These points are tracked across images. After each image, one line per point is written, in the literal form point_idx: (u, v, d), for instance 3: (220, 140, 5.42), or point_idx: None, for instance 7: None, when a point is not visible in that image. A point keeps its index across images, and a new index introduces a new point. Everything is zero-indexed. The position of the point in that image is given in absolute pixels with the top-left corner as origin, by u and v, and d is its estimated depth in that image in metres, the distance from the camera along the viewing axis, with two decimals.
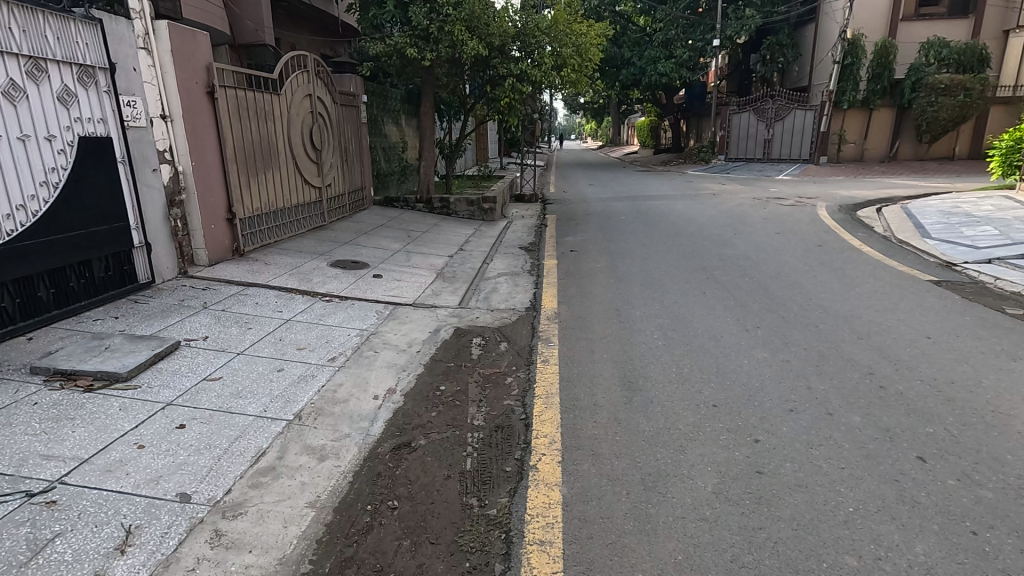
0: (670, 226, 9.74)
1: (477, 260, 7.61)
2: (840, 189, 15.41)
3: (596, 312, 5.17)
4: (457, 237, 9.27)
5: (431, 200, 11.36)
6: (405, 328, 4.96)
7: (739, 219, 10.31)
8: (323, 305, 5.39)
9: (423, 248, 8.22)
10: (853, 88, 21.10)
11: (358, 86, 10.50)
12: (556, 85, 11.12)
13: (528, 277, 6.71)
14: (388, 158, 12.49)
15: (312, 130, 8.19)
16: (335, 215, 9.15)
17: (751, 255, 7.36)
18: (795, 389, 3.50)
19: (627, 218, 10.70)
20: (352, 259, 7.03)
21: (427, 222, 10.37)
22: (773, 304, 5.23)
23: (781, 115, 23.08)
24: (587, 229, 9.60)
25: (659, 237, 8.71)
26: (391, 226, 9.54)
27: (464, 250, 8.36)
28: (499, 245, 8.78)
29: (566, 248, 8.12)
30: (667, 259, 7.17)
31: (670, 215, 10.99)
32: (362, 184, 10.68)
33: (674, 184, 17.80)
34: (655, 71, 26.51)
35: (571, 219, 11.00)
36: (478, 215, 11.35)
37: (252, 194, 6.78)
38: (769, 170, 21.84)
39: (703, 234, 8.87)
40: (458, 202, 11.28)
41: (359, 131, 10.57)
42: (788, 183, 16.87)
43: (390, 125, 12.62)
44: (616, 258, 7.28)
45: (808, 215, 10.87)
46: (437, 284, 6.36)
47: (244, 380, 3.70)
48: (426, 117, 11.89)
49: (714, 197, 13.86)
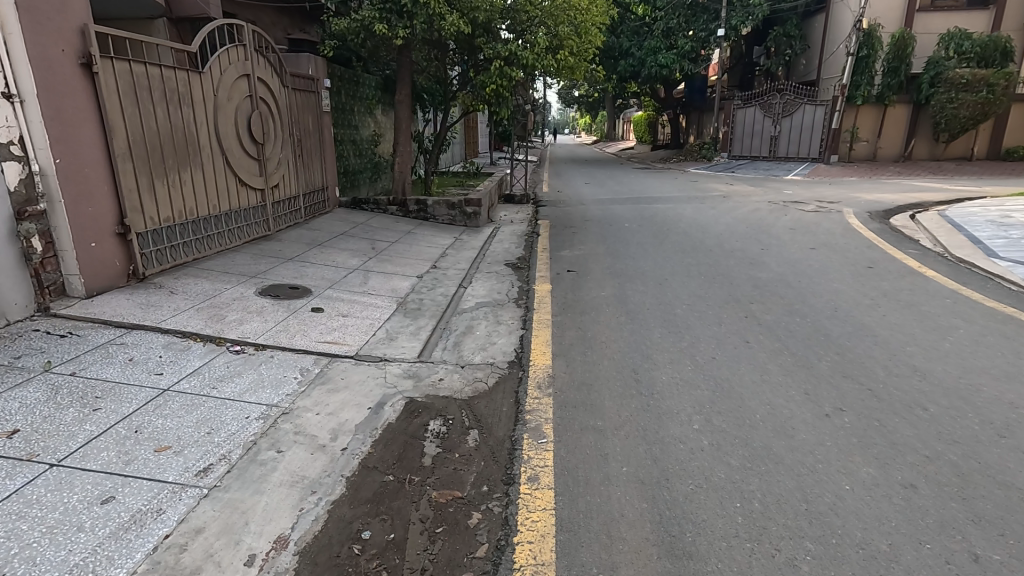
0: (683, 237, 8.32)
1: (451, 283, 6.14)
2: (860, 192, 14.06)
3: (606, 376, 3.72)
4: (431, 250, 7.79)
5: (406, 203, 9.86)
6: (334, 402, 3.49)
7: (762, 230, 8.88)
8: (227, 361, 3.88)
9: (388, 265, 6.74)
10: (868, 82, 19.68)
11: (320, 70, 8.92)
12: (551, 70, 9.61)
13: (513, 310, 5.25)
14: (358, 154, 10.97)
15: (250, 118, 6.64)
16: (284, 222, 7.63)
17: (790, 280, 5.94)
18: (950, 560, 2.09)
19: (631, 227, 9.24)
20: (291, 284, 5.55)
21: (398, 229, 8.87)
22: (845, 365, 3.81)
23: (789, 110, 21.72)
24: (586, 240, 8.17)
25: (672, 253, 7.27)
26: (354, 235, 8.05)
27: (438, 266, 6.89)
28: (481, 261, 7.31)
29: (562, 267, 6.66)
30: (688, 286, 5.74)
31: (680, 223, 9.55)
32: (324, 183, 9.15)
33: (678, 184, 16.39)
34: (656, 62, 25.23)
35: (568, 227, 9.53)
36: (460, 220, 9.86)
37: (158, 200, 5.25)
38: (775, 169, 20.49)
39: (725, 250, 7.42)
40: (437, 205, 9.79)
41: (321, 122, 9.00)
42: (802, 185, 15.49)
43: (361, 116, 11.10)
44: (623, 284, 5.84)
45: (838, 224, 9.49)
46: (395, 320, 4.90)
47: (29, 532, 2.23)
48: (401, 107, 10.34)
49: (727, 201, 12.42)
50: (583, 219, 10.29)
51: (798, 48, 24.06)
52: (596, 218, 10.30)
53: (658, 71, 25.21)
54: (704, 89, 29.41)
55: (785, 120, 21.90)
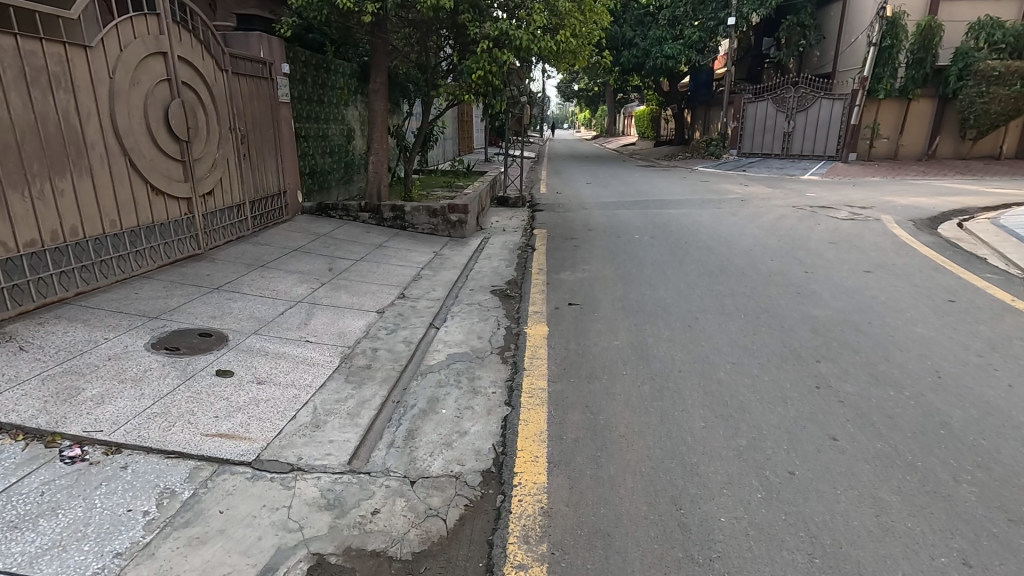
0: (705, 254, 6.97)
1: (419, 323, 4.79)
2: (890, 195, 12.72)
3: (632, 516, 2.37)
4: (403, 270, 6.43)
5: (380, 210, 8.49)
6: (190, 573, 2.13)
7: (797, 245, 7.53)
8: (44, 482, 2.51)
9: (343, 295, 5.38)
10: (890, 75, 18.26)
11: (276, 52, 7.48)
12: (550, 54, 8.24)
13: (495, 368, 3.89)
14: (328, 150, 9.57)
15: (167, 109, 5.23)
16: (221, 236, 6.23)
17: (856, 321, 4.59)
18: None
19: (642, 239, 7.89)
20: (202, 330, 4.18)
21: (367, 242, 7.51)
22: (999, 492, 2.47)
23: (804, 104, 20.34)
24: (590, 258, 6.82)
25: (696, 277, 5.93)
26: (310, 252, 6.68)
27: (406, 294, 5.53)
28: (462, 286, 5.96)
29: (560, 298, 5.31)
30: (726, 331, 4.39)
31: (699, 235, 8.21)
32: (279, 187, 7.75)
33: (686, 185, 15.04)
34: (661, 53, 23.76)
35: (568, 238, 8.16)
36: (442, 229, 8.48)
37: (14, 218, 3.86)
38: (790, 168, 19.10)
39: (760, 273, 6.08)
40: (416, 212, 8.41)
41: (276, 114, 7.59)
42: (824, 186, 14.14)
43: (331, 108, 9.68)
44: (641, 326, 4.49)
45: (883, 236, 8.14)
46: (330, 390, 3.55)
47: None
48: (375, 97, 8.95)
49: (746, 206, 11.07)
50: (586, 228, 8.93)
51: (812, 39, 22.67)
52: (600, 227, 8.95)
53: (664, 62, 23.75)
54: (710, 82, 28.02)
55: (799, 115, 20.51)
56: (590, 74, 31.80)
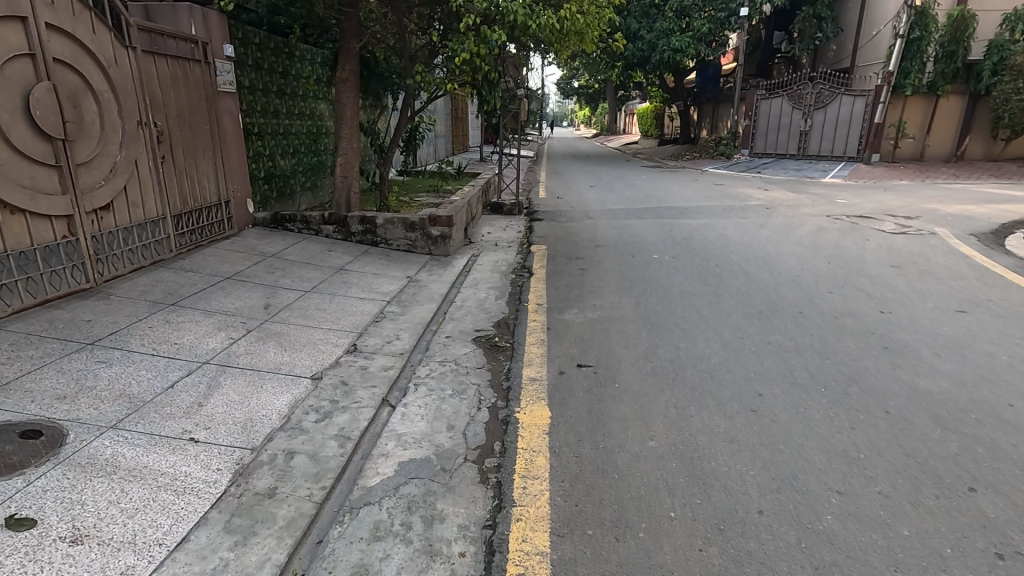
0: (745, 283, 5.58)
1: (368, 399, 3.39)
2: (931, 201, 11.36)
3: None
4: (363, 305, 5.04)
5: (347, 223, 7.10)
6: None
7: (853, 269, 6.15)
8: None
9: (273, 349, 3.98)
10: (919, 70, 16.82)
11: (213, 28, 6.14)
12: (550, 33, 6.85)
13: (469, 498, 2.51)
14: (288, 149, 8.13)
15: (29, 97, 3.85)
16: (127, 263, 4.83)
17: (991, 402, 3.21)
18: None
19: (663, 260, 6.50)
20: (31, 426, 2.79)
21: (326, 264, 6.10)
22: None
23: (823, 101, 18.97)
24: (601, 289, 5.42)
25: (742, 322, 4.53)
26: (248, 280, 5.28)
27: (359, 346, 4.14)
28: (437, 330, 4.56)
29: (566, 355, 3.92)
30: (810, 422, 3.01)
31: (730, 254, 6.82)
32: (221, 196, 6.33)
33: (699, 189, 13.67)
34: (668, 45, 22.31)
35: (572, 258, 6.77)
36: (421, 245, 7.08)
37: None
38: (808, 170, 17.74)
39: (823, 313, 4.70)
40: (390, 225, 7.02)
41: (216, 105, 6.20)
42: (853, 192, 12.76)
43: (294, 99, 8.26)
44: (684, 413, 3.10)
45: (952, 256, 6.77)
46: (193, 554, 2.15)
47: None
48: (343, 87, 7.53)
49: (774, 216, 9.68)
50: (594, 243, 7.53)
51: (828, 32, 21.27)
52: (609, 242, 7.57)
53: (671, 56, 22.32)
54: (717, 78, 26.61)
55: (817, 112, 19.13)
56: (591, 69, 30.37)
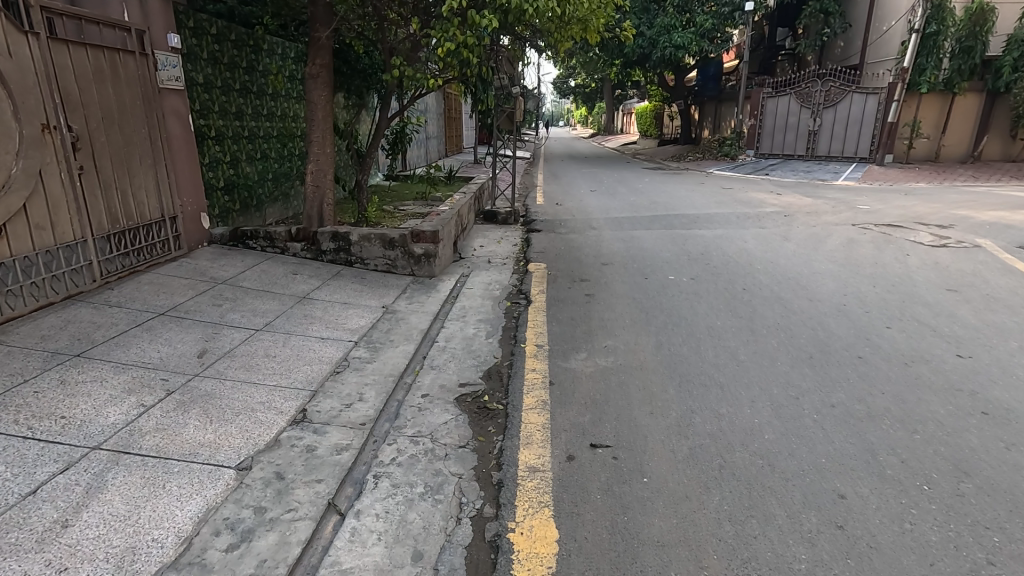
0: (783, 315, 4.70)
1: (309, 505, 2.49)
2: (961, 207, 10.50)
3: None
4: (323, 348, 4.12)
5: (317, 240, 6.18)
6: None
7: (905, 294, 5.27)
8: None
9: (193, 421, 3.06)
10: (935, 66, 15.95)
11: (153, 15, 5.24)
12: (549, 20, 5.96)
13: None
14: (253, 154, 7.21)
15: None
16: (26, 299, 3.91)
17: None
18: None
19: (681, 283, 5.62)
20: None
21: (287, 291, 5.19)
22: None
23: (832, 99, 18.14)
24: (613, 324, 4.52)
25: (792, 372, 3.65)
26: (186, 316, 4.35)
27: (309, 413, 3.24)
28: (412, 385, 3.66)
29: (575, 429, 3.02)
30: (927, 551, 2.13)
31: (757, 274, 5.94)
32: (165, 211, 5.37)
33: (708, 193, 12.80)
34: (670, 42, 21.44)
35: (576, 280, 5.87)
36: (401, 264, 6.17)
37: None
38: (819, 172, 16.91)
39: (890, 359, 3.82)
40: (367, 242, 6.12)
41: (159, 105, 5.30)
42: (873, 197, 11.91)
43: (259, 98, 7.34)
44: (746, 538, 2.21)
45: (1013, 275, 5.89)
46: None
47: None
48: (313, 84, 6.61)
49: (795, 226, 8.82)
50: (601, 261, 6.63)
51: (836, 27, 20.42)
52: (617, 259, 6.67)
53: (673, 53, 21.45)
54: (719, 75, 25.72)
55: (827, 111, 18.28)
56: (589, 67, 29.52)
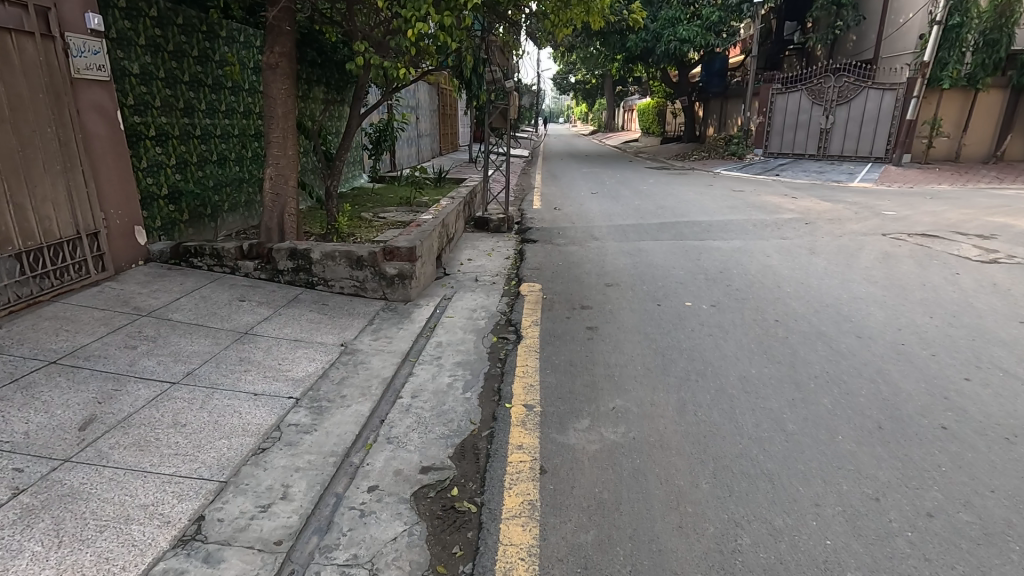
0: (831, 361, 3.80)
1: None
2: (997, 213, 9.58)
3: None
4: (252, 409, 3.23)
5: (273, 259, 5.27)
6: None
7: (972, 328, 4.37)
8: None
9: (33, 544, 2.16)
10: (957, 61, 14.99)
11: None
12: None
13: None
14: (207, 156, 6.31)
15: None
16: None
17: None
18: None
19: (700, 313, 4.73)
20: None
21: (227, 324, 4.29)
22: None
23: (846, 95, 17.22)
24: (622, 373, 3.63)
25: (860, 453, 2.77)
26: (85, 365, 3.46)
27: (208, 524, 2.34)
28: (358, 471, 2.77)
29: (574, 560, 2.14)
30: None
31: (788, 300, 5.05)
32: (81, 226, 4.44)
33: (716, 196, 11.90)
34: (675, 35, 20.50)
35: (575, 307, 4.97)
36: (370, 287, 5.27)
37: None
38: (832, 172, 15.99)
39: (985, 431, 2.93)
40: (330, 261, 5.21)
41: (74, 99, 4.39)
42: (897, 201, 11.01)
43: (214, 92, 6.44)
44: None
45: None
46: None
47: None
48: (271, 75, 5.70)
49: (820, 237, 7.93)
50: (604, 281, 5.74)
51: (849, 19, 19.28)
52: (623, 279, 5.78)
53: (678, 46, 20.51)
54: (724, 71, 24.74)
55: (840, 108, 17.36)
56: (589, 62, 28.60)
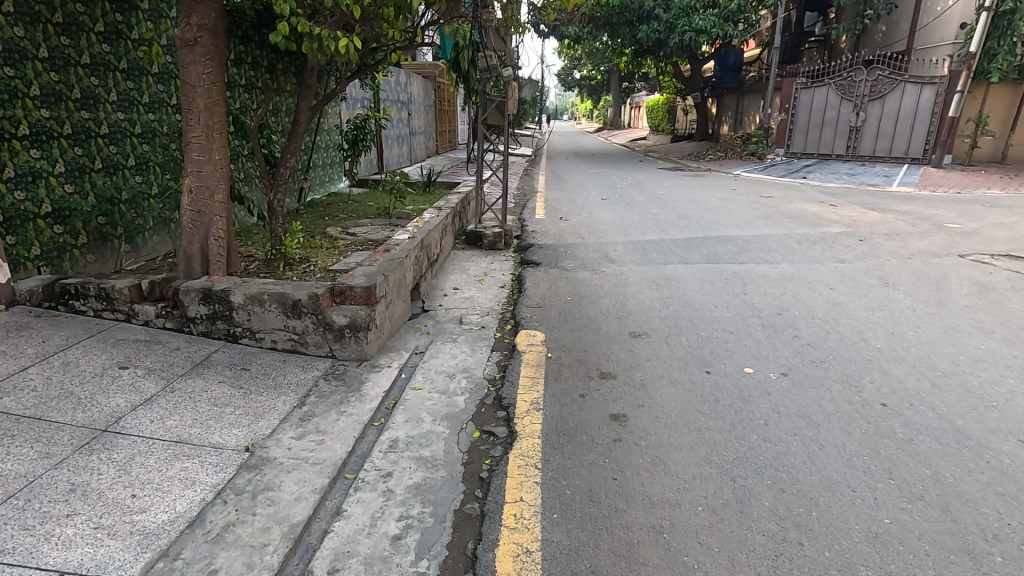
0: (1007, 497, 2.39)
1: None
2: None
3: None
4: None
5: (180, 302, 3.88)
6: None
7: None
8: None
9: None
10: (1009, 51, 13.41)
11: None
12: None
13: None
14: (118, 160, 4.96)
15: None
16: None
17: None
18: None
19: (770, 392, 3.32)
20: None
21: (84, 413, 2.93)
22: None
23: (879, 90, 15.71)
24: (674, 529, 2.24)
25: None
26: None
27: None
28: None
29: None
30: None
31: (887, 366, 3.64)
32: None
33: (745, 204, 10.46)
34: (690, 25, 19.02)
35: (591, 377, 3.57)
36: (313, 342, 3.89)
37: None
38: (865, 175, 14.54)
39: None
40: (258, 307, 3.83)
41: None
42: (957, 210, 9.54)
43: (131, 78, 5.09)
44: None
45: None
46: None
47: None
48: (188, 55, 4.30)
49: (883, 258, 6.51)
50: (628, 329, 4.34)
51: (880, 8, 17.77)
52: (653, 326, 4.39)
53: (692, 37, 19.05)
54: (739, 64, 23.19)
55: (872, 104, 15.86)
56: (596, 56, 27.18)
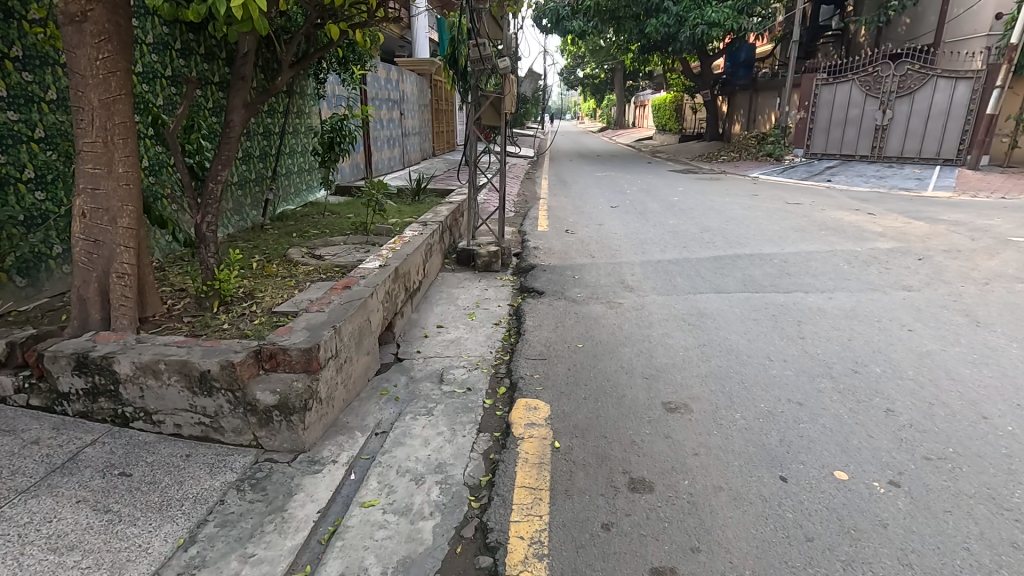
0: None
1: None
2: None
3: None
4: None
5: (48, 372, 2.83)
6: None
7: None
8: None
9: None
10: None
11: None
12: None
13: None
14: (7, 172, 3.92)
15: None
16: None
17: None
18: None
19: (886, 524, 2.23)
20: None
21: None
22: None
23: (908, 86, 14.55)
24: None
25: None
26: None
27: None
28: None
29: None
30: None
31: None
32: None
33: (771, 212, 9.35)
34: (702, 18, 17.89)
35: (619, 490, 2.48)
36: (229, 427, 2.82)
37: None
38: (896, 178, 13.40)
39: None
40: (152, 381, 2.76)
41: None
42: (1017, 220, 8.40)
43: (28, 68, 4.02)
44: None
45: None
46: None
47: None
48: (73, 34, 3.22)
49: (956, 284, 5.40)
50: (661, 399, 3.25)
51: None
52: (693, 392, 3.31)
53: (705, 31, 17.93)
54: (752, 60, 22.07)
55: (900, 101, 14.71)
56: (600, 52, 25.98)
